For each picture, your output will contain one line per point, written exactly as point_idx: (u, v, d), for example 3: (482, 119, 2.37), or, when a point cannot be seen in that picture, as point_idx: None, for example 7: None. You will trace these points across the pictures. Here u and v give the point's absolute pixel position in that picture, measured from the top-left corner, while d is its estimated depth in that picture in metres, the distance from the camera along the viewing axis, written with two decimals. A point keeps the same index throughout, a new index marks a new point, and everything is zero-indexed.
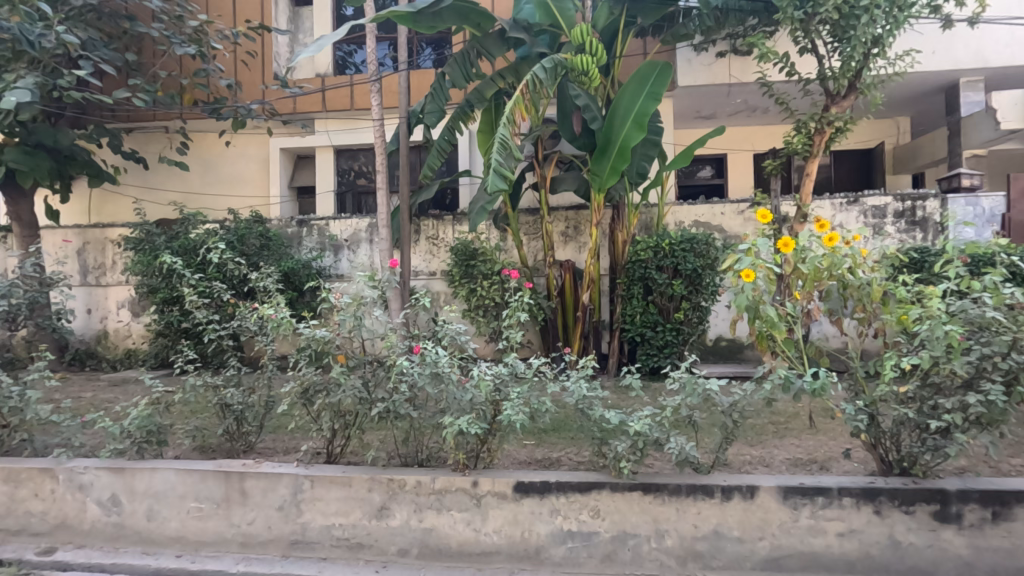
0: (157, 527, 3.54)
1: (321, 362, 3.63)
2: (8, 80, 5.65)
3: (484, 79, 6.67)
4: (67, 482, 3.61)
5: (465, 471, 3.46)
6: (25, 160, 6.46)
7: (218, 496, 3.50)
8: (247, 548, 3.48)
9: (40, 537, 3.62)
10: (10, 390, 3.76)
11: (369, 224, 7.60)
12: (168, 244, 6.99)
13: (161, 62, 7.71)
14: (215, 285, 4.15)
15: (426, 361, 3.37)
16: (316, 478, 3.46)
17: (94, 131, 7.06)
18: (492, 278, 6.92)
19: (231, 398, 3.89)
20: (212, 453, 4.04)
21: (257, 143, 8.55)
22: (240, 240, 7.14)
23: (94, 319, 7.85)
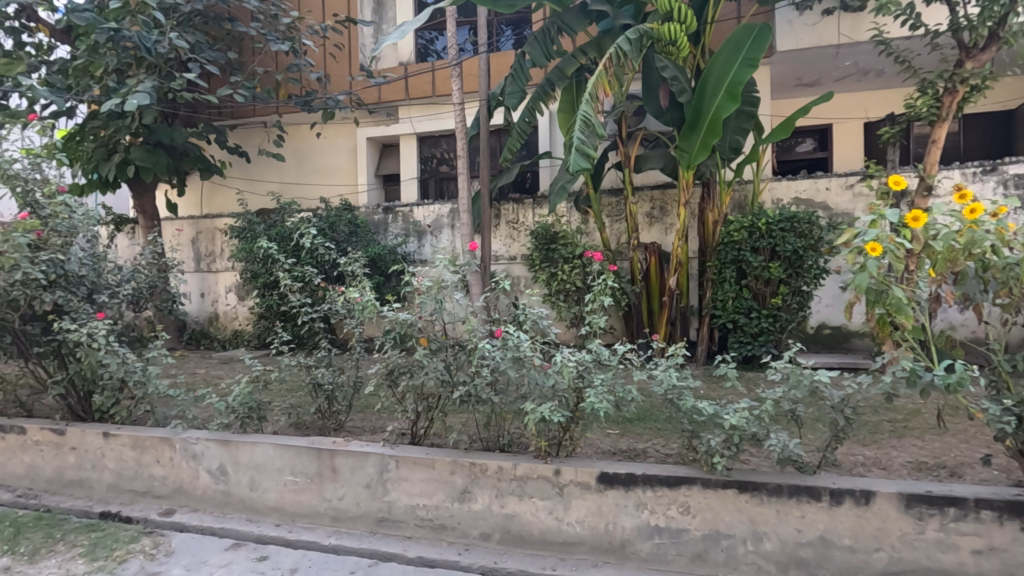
0: (259, 497, 3.77)
1: (405, 345, 3.66)
2: (129, 85, 6.06)
3: (565, 56, 6.46)
4: (182, 451, 3.91)
5: (547, 459, 3.37)
6: (147, 158, 7.01)
7: (311, 471, 3.66)
8: (338, 522, 3.62)
9: (161, 499, 3.96)
10: (134, 366, 4.06)
11: (451, 210, 7.67)
12: (268, 232, 7.43)
13: (259, 60, 8.14)
14: (307, 270, 4.36)
15: (507, 345, 3.31)
16: (401, 458, 3.52)
17: (201, 129, 7.57)
18: (573, 262, 6.76)
19: (323, 378, 4.08)
20: (306, 430, 4.18)
21: (345, 134, 8.86)
22: (330, 227, 7.45)
23: (207, 302, 8.56)
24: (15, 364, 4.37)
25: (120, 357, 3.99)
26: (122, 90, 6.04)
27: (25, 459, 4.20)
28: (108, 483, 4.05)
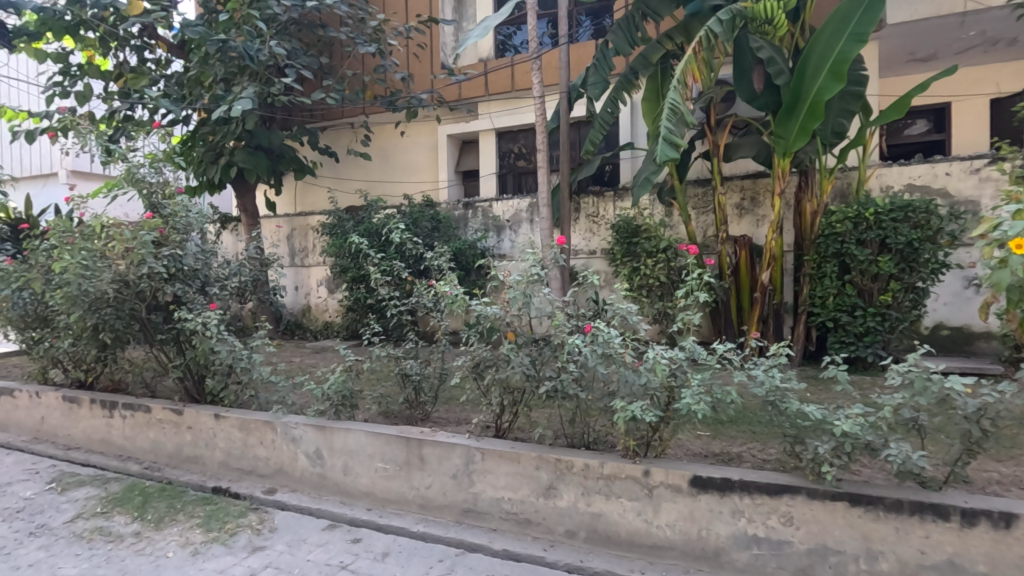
0: (351, 481, 3.92)
1: (491, 338, 3.69)
2: (235, 92, 6.45)
3: (650, 43, 6.22)
4: (283, 434, 4.11)
5: (635, 459, 3.27)
6: (249, 160, 7.51)
7: (400, 459, 3.77)
8: (426, 510, 3.70)
9: (265, 478, 4.18)
10: (241, 353, 4.35)
11: (530, 204, 7.66)
12: (356, 228, 7.74)
13: (348, 64, 8.50)
14: (396, 264, 4.50)
15: (597, 341, 3.24)
16: (487, 450, 3.53)
17: (295, 132, 8.02)
18: (657, 256, 6.51)
19: (411, 368, 4.18)
20: (394, 419, 4.30)
21: (427, 131, 9.05)
22: (414, 222, 7.64)
23: (301, 294, 9.09)
24: (140, 349, 4.81)
25: (228, 344, 4.31)
26: (228, 98, 6.45)
27: (149, 435, 4.52)
28: (219, 461, 4.32)
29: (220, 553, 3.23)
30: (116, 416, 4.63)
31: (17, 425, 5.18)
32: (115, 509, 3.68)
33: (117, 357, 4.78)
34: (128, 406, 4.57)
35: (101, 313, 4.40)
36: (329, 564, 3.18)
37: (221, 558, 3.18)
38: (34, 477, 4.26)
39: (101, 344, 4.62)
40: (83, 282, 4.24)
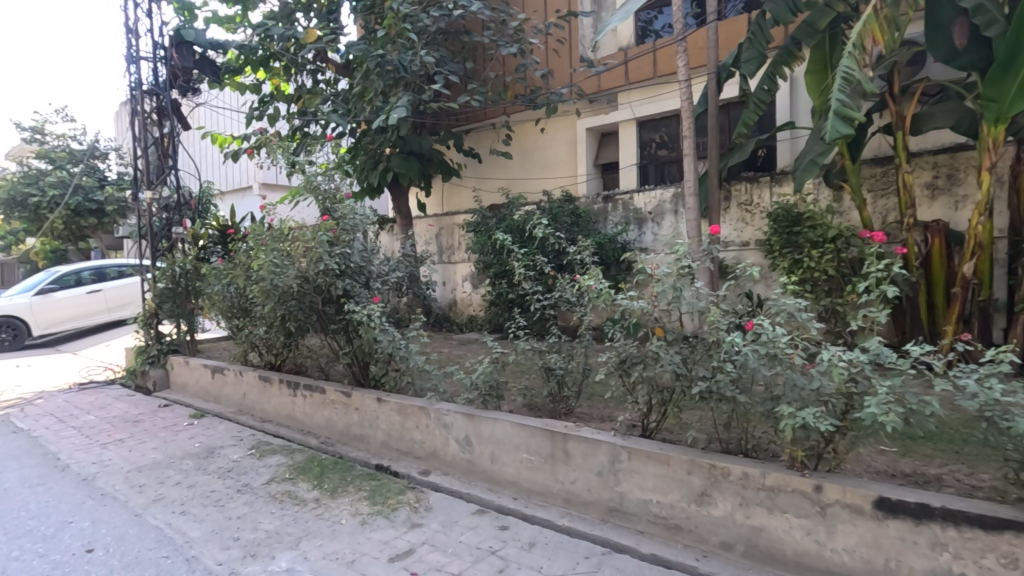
0: (498, 469, 4.01)
1: (638, 335, 3.56)
2: (392, 103, 6.87)
3: (818, 6, 5.53)
4: (436, 420, 4.33)
5: (805, 472, 2.93)
6: (403, 165, 8.07)
7: (545, 452, 3.78)
8: (570, 505, 3.68)
9: (420, 460, 4.43)
10: (399, 342, 4.61)
11: (675, 194, 7.30)
12: (499, 225, 7.95)
13: (490, 66, 8.79)
14: (538, 259, 4.52)
15: (760, 340, 2.95)
16: (634, 450, 3.41)
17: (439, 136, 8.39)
18: (823, 247, 5.79)
19: (554, 362, 4.20)
20: (538, 411, 4.31)
21: (566, 126, 8.90)
22: (554, 218, 7.66)
23: (448, 289, 9.61)
24: (317, 337, 5.38)
25: (388, 334, 4.64)
26: (386, 108, 6.87)
27: (324, 414, 5.04)
28: (381, 441, 4.67)
29: (384, 525, 3.45)
30: (298, 396, 5.26)
31: (225, 399, 6.12)
32: (298, 477, 4.14)
33: (299, 344, 5.38)
34: (308, 388, 5.16)
35: (287, 306, 4.97)
36: (479, 548, 3.27)
37: (384, 530, 3.38)
38: (238, 443, 4.99)
39: (287, 332, 5.23)
40: (274, 277, 4.89)
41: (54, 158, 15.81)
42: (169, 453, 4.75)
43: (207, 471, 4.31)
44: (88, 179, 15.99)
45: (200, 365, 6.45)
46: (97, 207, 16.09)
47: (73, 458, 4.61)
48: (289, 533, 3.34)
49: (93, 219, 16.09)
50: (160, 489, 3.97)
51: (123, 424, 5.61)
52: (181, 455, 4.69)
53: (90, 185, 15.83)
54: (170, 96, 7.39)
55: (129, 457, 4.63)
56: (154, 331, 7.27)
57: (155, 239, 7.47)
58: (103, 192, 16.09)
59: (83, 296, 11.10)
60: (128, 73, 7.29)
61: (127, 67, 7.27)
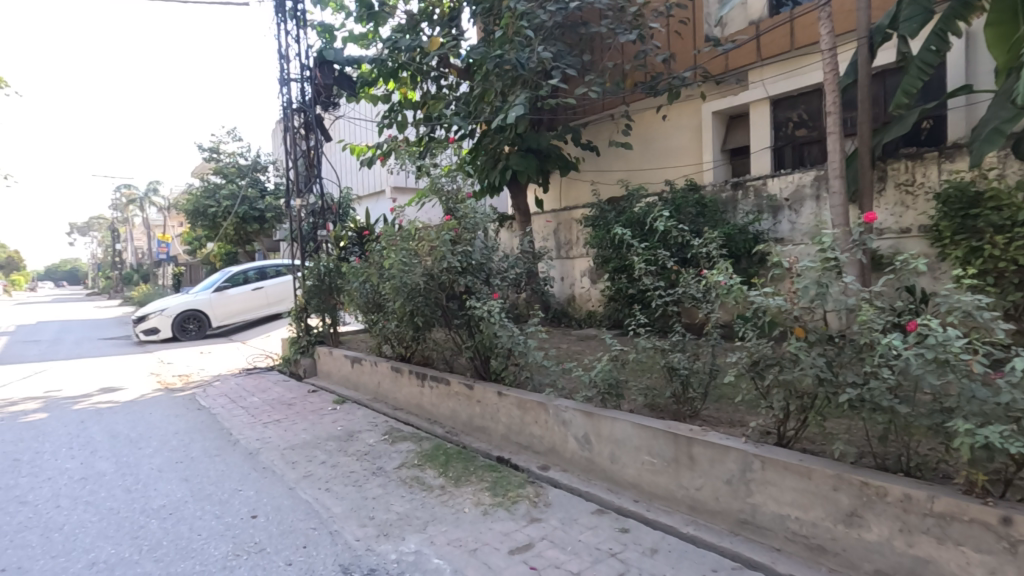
0: (619, 470, 3.81)
1: (774, 334, 3.24)
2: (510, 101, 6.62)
3: None
4: (554, 416, 4.19)
5: (987, 499, 2.46)
6: (522, 163, 7.79)
7: (668, 455, 3.53)
8: (696, 513, 3.40)
9: (539, 455, 4.33)
10: (518, 337, 4.61)
11: (816, 177, 6.59)
12: (618, 218, 7.61)
13: (608, 56, 8.57)
14: (660, 253, 4.31)
15: (926, 343, 2.54)
16: (769, 459, 3.07)
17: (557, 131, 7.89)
18: (1011, 232, 4.84)
19: (678, 362, 3.98)
20: (660, 412, 4.12)
21: (690, 112, 8.35)
22: (677, 208, 7.23)
23: (566, 285, 9.44)
24: (442, 331, 5.59)
25: (508, 330, 4.65)
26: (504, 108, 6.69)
27: (449, 405, 5.23)
28: (502, 433, 4.66)
29: (504, 517, 3.51)
30: (426, 387, 5.54)
31: (364, 387, 6.65)
32: (426, 464, 4.38)
33: (427, 338, 5.64)
34: (435, 379, 5.41)
35: (415, 301, 5.28)
36: (599, 549, 3.19)
37: (505, 521, 3.44)
38: (374, 428, 5.40)
39: (415, 326, 5.53)
40: (403, 275, 5.22)
41: (226, 174, 18.34)
42: (317, 434, 5.28)
43: (348, 453, 4.72)
44: (252, 190, 18.33)
45: (342, 356, 7.08)
46: (259, 215, 18.40)
47: (242, 434, 5.31)
48: (417, 516, 3.53)
49: (256, 226, 18.42)
50: (309, 467, 4.42)
51: (280, 407, 6.34)
52: (326, 436, 5.19)
53: (253, 196, 18.13)
54: (315, 112, 8.21)
55: (284, 436, 5.22)
56: (304, 324, 8.14)
57: (304, 242, 8.33)
58: (263, 202, 18.34)
59: (249, 293, 12.76)
60: (281, 94, 8.19)
61: (280, 89, 8.17)
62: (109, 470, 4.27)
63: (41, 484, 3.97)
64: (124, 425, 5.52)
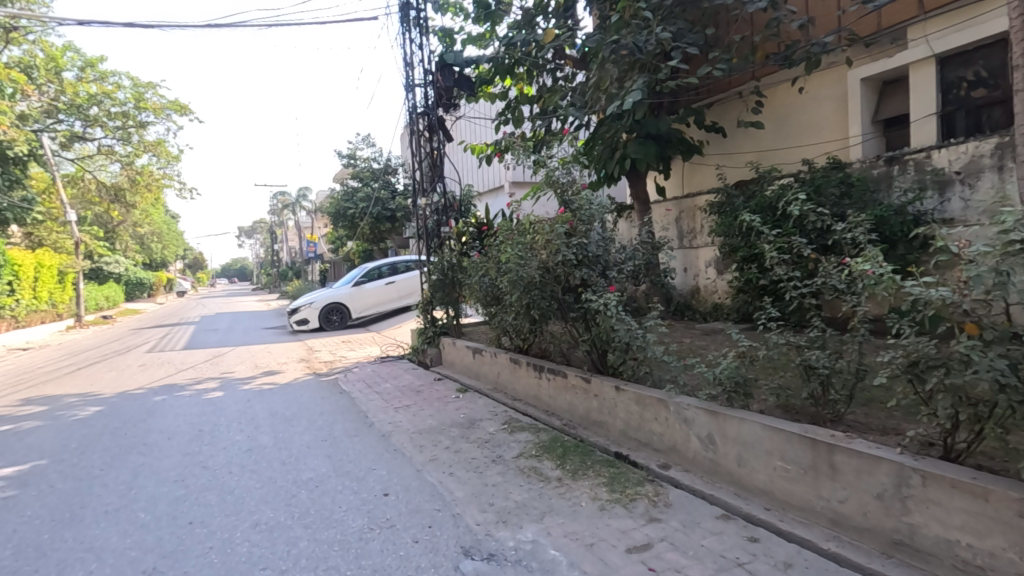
0: (747, 474, 3.53)
1: (937, 330, 2.82)
2: (626, 88, 5.72)
3: None
4: (675, 414, 4.00)
5: None
6: (640, 150, 6.49)
7: (804, 462, 3.19)
8: (839, 528, 3.04)
9: (659, 453, 4.16)
10: (636, 331, 4.38)
11: (998, 145, 5.56)
12: (747, 204, 6.88)
13: (735, 29, 7.93)
14: (795, 241, 3.95)
15: None
16: (931, 474, 2.65)
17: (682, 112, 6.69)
18: None
19: (816, 360, 3.55)
20: (796, 415, 3.81)
21: (833, 81, 7.41)
22: (817, 190, 6.44)
23: (689, 276, 8.62)
24: (559, 324, 5.58)
25: (626, 323, 4.44)
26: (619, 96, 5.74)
27: (566, 397, 5.24)
28: (620, 429, 4.55)
29: (622, 514, 3.42)
30: (543, 378, 5.61)
31: (484, 376, 6.90)
32: (544, 455, 4.43)
33: (543, 331, 5.63)
34: (552, 371, 5.44)
35: (531, 294, 5.25)
36: (724, 557, 2.96)
37: (623, 519, 3.36)
38: (494, 417, 5.58)
39: (532, 319, 5.48)
40: (519, 269, 5.26)
41: (362, 178, 19.95)
42: (441, 421, 5.58)
43: (470, 440, 4.92)
44: (384, 192, 19.76)
45: (464, 347, 7.42)
46: (390, 214, 19.79)
47: (376, 417, 5.77)
48: (535, 506, 3.59)
49: (388, 224, 19.84)
50: (434, 451, 4.68)
51: (409, 393, 6.79)
52: (449, 423, 5.45)
53: (385, 197, 19.55)
54: (437, 113, 8.65)
55: (413, 421, 5.58)
56: (430, 316, 8.62)
57: (429, 239, 8.82)
58: (394, 202, 19.69)
59: (382, 287, 13.83)
60: (407, 99, 8.71)
61: (406, 94, 8.69)
62: (269, 444, 4.87)
63: (218, 452, 4.65)
64: (281, 405, 6.27)
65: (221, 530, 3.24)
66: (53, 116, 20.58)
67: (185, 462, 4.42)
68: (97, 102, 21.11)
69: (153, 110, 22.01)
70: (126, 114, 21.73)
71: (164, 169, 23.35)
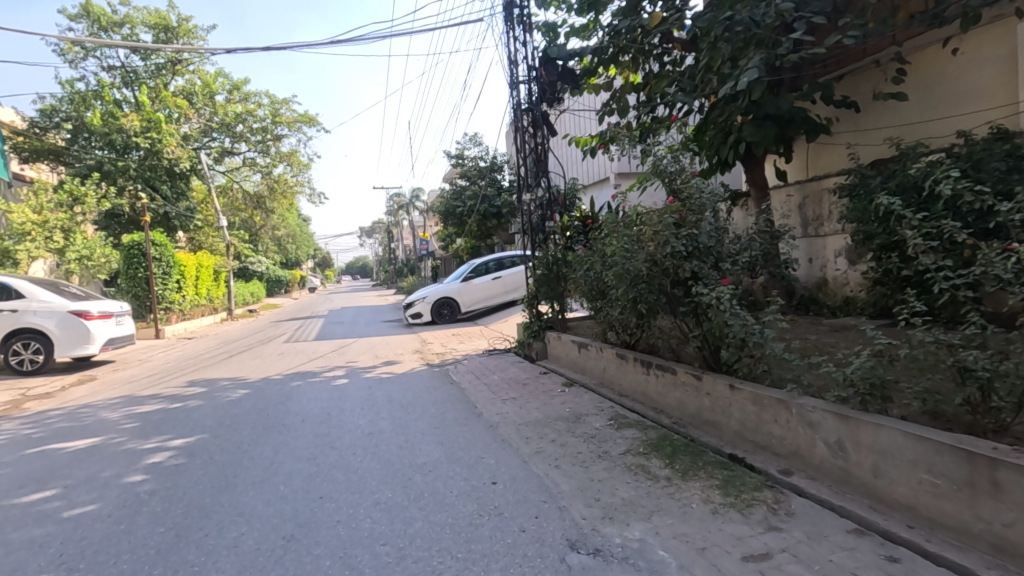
0: (886, 487, 3.14)
1: None
2: (741, 67, 5.30)
3: None
4: (799, 416, 3.68)
5: None
6: (756, 133, 5.96)
7: (958, 477, 2.77)
8: (1005, 556, 2.59)
9: (780, 458, 3.85)
10: (754, 327, 4.07)
11: None
12: (885, 184, 5.93)
13: None
14: (946, 225, 3.48)
15: None
16: None
17: (807, 88, 6.05)
18: None
19: (974, 361, 3.06)
20: (948, 424, 3.35)
21: (998, 36, 5.90)
22: (978, 164, 5.32)
23: (816, 267, 7.87)
24: (667, 319, 5.38)
25: (741, 319, 4.14)
26: (733, 76, 5.32)
27: (676, 395, 5.05)
28: (735, 430, 4.29)
29: (738, 520, 3.22)
30: (651, 375, 5.45)
31: (590, 371, 6.85)
32: (652, 453, 4.31)
33: (650, 326, 5.46)
34: (661, 367, 5.27)
35: (638, 288, 5.09)
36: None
37: (738, 525, 3.16)
38: (600, 412, 5.52)
39: (639, 313, 5.35)
40: (625, 262, 5.11)
41: (470, 176, 20.62)
42: (547, 414, 5.63)
43: (576, 434, 4.92)
44: (491, 189, 20.29)
45: (570, 341, 7.42)
46: (497, 210, 20.27)
47: (485, 408, 5.96)
48: (643, 505, 3.50)
49: (494, 221, 20.34)
50: (541, 443, 4.74)
51: (516, 386, 6.93)
52: (555, 417, 5.49)
53: (492, 194, 20.06)
54: (541, 108, 8.71)
55: (519, 413, 5.69)
56: (536, 310, 8.71)
57: (534, 234, 8.92)
58: (500, 199, 20.14)
59: (489, 282, 14.24)
60: (511, 97, 8.84)
61: (510, 92, 8.82)
62: (387, 430, 5.22)
63: (344, 435, 5.07)
64: (398, 394, 6.69)
65: (347, 505, 3.54)
66: (208, 134, 23.58)
67: (316, 442, 4.88)
68: (242, 120, 23.86)
69: (287, 124, 24.43)
70: (266, 129, 24.35)
71: (297, 176, 25.85)
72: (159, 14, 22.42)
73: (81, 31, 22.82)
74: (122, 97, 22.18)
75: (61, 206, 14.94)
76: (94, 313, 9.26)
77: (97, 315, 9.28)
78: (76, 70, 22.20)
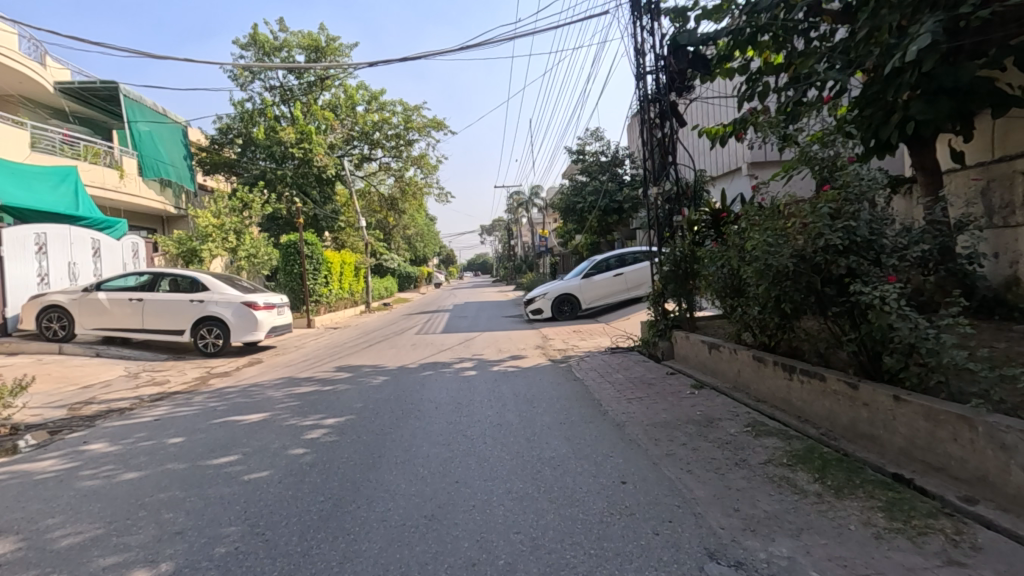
0: None
1: None
2: (911, 33, 4.62)
3: None
4: (988, 436, 3.16)
5: None
6: (927, 109, 5.16)
7: None
8: None
9: (961, 483, 3.33)
10: (927, 332, 3.60)
11: None
12: None
13: None
14: None
15: None
16: None
17: (998, 52, 5.13)
18: None
19: None
20: None
21: None
22: None
23: (1004, 263, 6.70)
24: (815, 319, 4.91)
25: (911, 321, 3.67)
26: (903, 45, 4.64)
27: (825, 404, 4.59)
28: (901, 448, 3.80)
29: (908, 548, 2.84)
30: (795, 380, 5.01)
31: (722, 374, 6.48)
32: (798, 466, 3.96)
33: (794, 327, 5.03)
34: (806, 373, 4.83)
35: (781, 286, 4.70)
36: None
37: (909, 554, 2.79)
38: (735, 418, 5.20)
39: (782, 313, 4.96)
40: (768, 257, 4.73)
41: (591, 172, 20.44)
42: (677, 416, 5.42)
43: (709, 439, 4.68)
44: (612, 184, 20.01)
45: (699, 341, 7.09)
46: (618, 206, 19.94)
47: (610, 406, 5.89)
48: (789, 520, 3.24)
49: (615, 216, 20.03)
50: (671, 446, 4.58)
51: (641, 385, 6.76)
52: (686, 420, 5.26)
53: (613, 189, 19.76)
54: (669, 98, 8.40)
55: (647, 413, 5.55)
56: (661, 308, 8.43)
57: (661, 228, 8.64)
58: (622, 194, 19.77)
59: (610, 279, 14.04)
60: (637, 89, 8.62)
61: (636, 84, 8.60)
62: (515, 422, 5.37)
63: (475, 424, 5.30)
64: (523, 388, 6.83)
65: (481, 492, 3.69)
66: (350, 143, 25.88)
67: (449, 429, 5.16)
68: (379, 128, 25.86)
69: (417, 129, 26.06)
70: (399, 135, 26.16)
71: (425, 178, 27.48)
72: (311, 36, 25.06)
73: (250, 58, 26.22)
74: (281, 114, 25.15)
75: (235, 211, 17.29)
76: (260, 304, 10.66)
77: (262, 306, 10.67)
78: (246, 92, 25.56)
